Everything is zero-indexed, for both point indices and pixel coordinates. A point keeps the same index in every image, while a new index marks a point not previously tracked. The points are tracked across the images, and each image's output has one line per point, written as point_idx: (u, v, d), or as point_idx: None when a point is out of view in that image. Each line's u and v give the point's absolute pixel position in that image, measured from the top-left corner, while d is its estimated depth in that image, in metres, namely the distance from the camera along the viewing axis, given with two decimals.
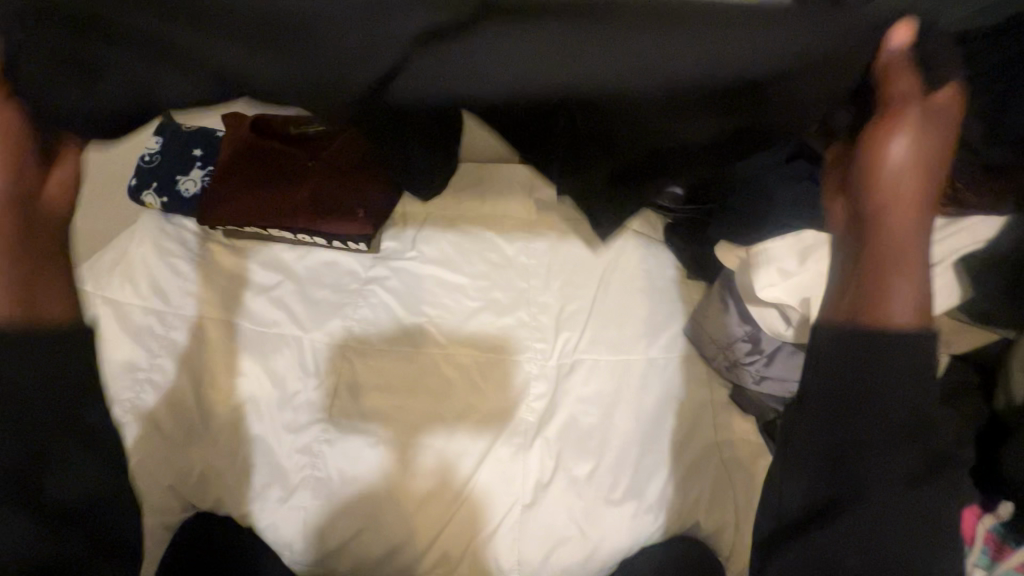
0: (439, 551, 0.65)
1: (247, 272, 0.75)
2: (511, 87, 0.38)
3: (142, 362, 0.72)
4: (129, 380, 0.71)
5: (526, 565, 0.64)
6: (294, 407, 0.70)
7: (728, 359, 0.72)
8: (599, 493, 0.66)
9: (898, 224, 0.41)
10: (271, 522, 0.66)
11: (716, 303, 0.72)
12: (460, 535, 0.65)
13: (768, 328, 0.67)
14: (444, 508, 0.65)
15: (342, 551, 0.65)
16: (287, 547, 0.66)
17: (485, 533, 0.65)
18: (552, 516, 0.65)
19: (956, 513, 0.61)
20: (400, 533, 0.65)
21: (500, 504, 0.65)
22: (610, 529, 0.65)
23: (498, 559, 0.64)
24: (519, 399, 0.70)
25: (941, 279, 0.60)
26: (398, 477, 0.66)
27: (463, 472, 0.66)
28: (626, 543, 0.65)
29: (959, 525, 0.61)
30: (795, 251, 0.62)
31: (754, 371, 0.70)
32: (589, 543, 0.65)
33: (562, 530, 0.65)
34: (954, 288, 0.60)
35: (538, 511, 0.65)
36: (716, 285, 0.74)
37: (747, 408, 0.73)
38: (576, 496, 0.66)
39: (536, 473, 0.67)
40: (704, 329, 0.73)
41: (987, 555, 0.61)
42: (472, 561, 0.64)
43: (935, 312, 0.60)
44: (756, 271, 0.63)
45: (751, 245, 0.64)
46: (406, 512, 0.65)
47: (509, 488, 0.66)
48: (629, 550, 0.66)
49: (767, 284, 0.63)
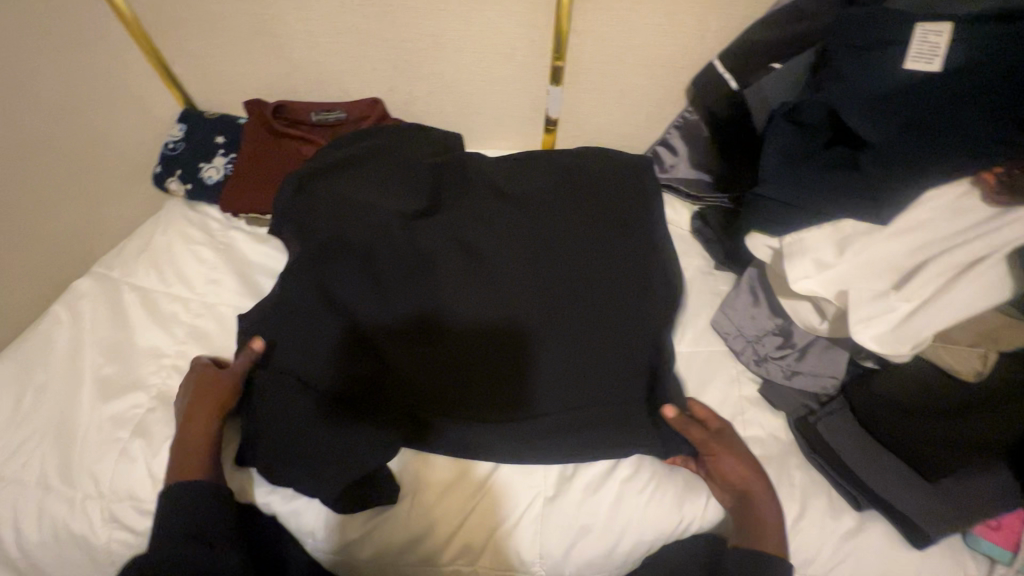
0: (461, 542, 0.63)
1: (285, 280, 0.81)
2: (520, 227, 0.76)
3: (166, 349, 0.74)
4: (153, 365, 0.72)
5: (547, 557, 0.63)
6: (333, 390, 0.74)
7: (758, 352, 0.72)
8: (620, 485, 0.65)
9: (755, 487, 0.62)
10: (293, 509, 0.65)
11: (745, 296, 0.75)
12: (485, 523, 0.63)
13: (802, 322, 0.68)
14: (468, 497, 0.64)
15: (363, 543, 0.64)
16: (308, 535, 0.65)
17: (510, 522, 0.64)
18: (576, 510, 0.63)
19: (1002, 517, 0.59)
20: (422, 522, 0.63)
21: (522, 495, 0.65)
22: (634, 520, 0.63)
23: (521, 552, 0.63)
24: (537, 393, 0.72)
25: (991, 273, 0.56)
26: (425, 468, 0.66)
27: (487, 462, 0.66)
28: (649, 536, 0.63)
29: (1002, 527, 0.60)
30: (831, 242, 0.63)
31: (784, 366, 0.70)
32: (611, 536, 0.63)
33: (586, 519, 0.63)
34: (1005, 283, 0.55)
35: (560, 504, 0.64)
36: (745, 278, 0.76)
37: (777, 404, 0.70)
38: (596, 489, 0.65)
39: (560, 465, 0.66)
40: (733, 321, 0.74)
41: None
42: (493, 552, 0.63)
43: (979, 308, 0.56)
44: (790, 260, 0.64)
45: (784, 235, 0.65)
46: (429, 501, 0.64)
47: (533, 480, 0.65)
48: (650, 544, 0.63)
49: (802, 275, 0.63)
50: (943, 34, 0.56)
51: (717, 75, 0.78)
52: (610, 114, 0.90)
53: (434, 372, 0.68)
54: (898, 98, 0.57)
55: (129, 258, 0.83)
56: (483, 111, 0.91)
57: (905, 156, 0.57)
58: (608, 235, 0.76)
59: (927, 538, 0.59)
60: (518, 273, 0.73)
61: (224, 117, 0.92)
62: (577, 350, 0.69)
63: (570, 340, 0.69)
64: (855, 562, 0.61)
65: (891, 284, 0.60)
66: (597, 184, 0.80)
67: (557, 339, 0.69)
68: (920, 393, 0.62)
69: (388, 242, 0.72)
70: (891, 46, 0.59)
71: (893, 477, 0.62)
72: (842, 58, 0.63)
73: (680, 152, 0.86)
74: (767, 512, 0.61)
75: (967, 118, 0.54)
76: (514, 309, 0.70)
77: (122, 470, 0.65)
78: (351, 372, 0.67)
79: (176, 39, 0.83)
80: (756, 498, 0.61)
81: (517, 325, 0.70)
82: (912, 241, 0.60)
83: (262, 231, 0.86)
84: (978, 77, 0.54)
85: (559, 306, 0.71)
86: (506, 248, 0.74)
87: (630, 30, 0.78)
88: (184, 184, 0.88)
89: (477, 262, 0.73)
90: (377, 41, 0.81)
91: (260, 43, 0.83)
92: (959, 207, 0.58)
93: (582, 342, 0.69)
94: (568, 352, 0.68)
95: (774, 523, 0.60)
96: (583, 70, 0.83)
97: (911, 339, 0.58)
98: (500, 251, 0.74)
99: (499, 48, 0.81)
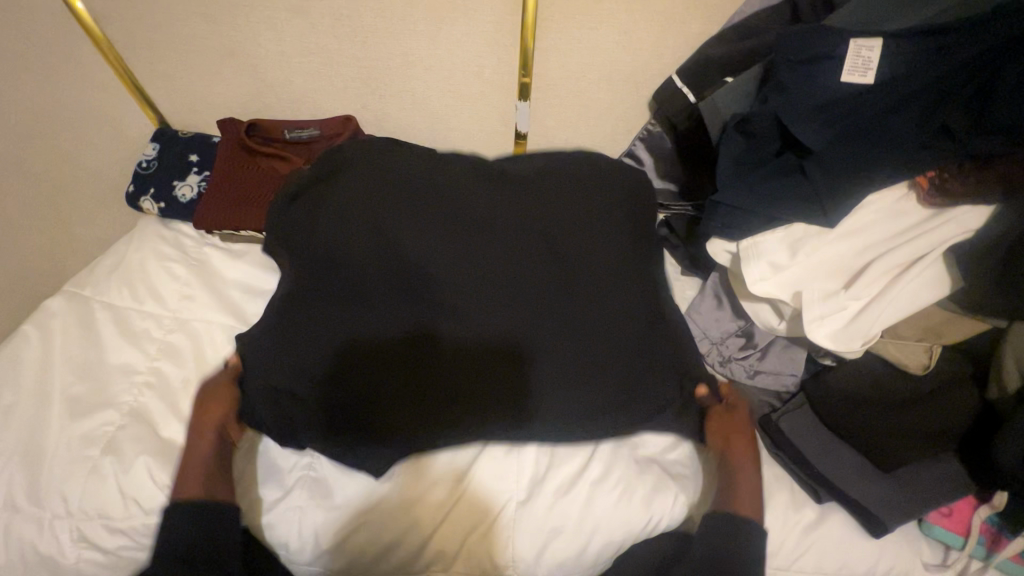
0: (435, 548, 0.64)
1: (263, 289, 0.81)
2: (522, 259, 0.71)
3: (138, 366, 0.74)
4: (125, 383, 0.72)
5: (520, 560, 0.63)
6: None
7: (723, 353, 0.75)
8: (592, 486, 0.66)
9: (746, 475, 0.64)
10: (265, 521, 0.65)
11: (710, 299, 0.77)
12: (461, 527, 0.64)
13: (762, 323, 0.70)
14: (443, 501, 0.65)
15: (336, 551, 0.64)
16: (280, 547, 0.64)
17: (487, 522, 0.65)
18: (548, 511, 0.64)
19: (954, 502, 0.61)
20: (396, 529, 0.64)
21: (498, 498, 0.65)
22: (605, 520, 0.64)
23: (494, 554, 0.64)
24: None
25: (928, 272, 0.60)
26: (413, 469, 0.66)
27: (464, 463, 0.67)
28: (618, 535, 0.64)
29: (953, 513, 0.61)
30: (784, 245, 0.66)
31: (747, 366, 0.73)
32: (583, 536, 0.64)
33: (557, 522, 0.64)
34: (943, 279, 0.59)
35: (533, 506, 0.65)
36: (710, 282, 0.78)
37: None
38: (567, 494, 0.65)
39: (532, 468, 0.67)
40: (699, 325, 0.76)
41: (983, 545, 0.61)
42: (468, 555, 0.64)
43: (924, 304, 0.60)
44: (748, 263, 0.67)
45: (741, 240, 0.68)
46: (406, 507, 0.65)
47: (506, 484, 0.66)
48: (620, 542, 0.64)
49: (757, 278, 0.66)
50: (875, 49, 0.60)
51: (676, 91, 0.82)
52: (578, 128, 0.93)
53: (436, 367, 0.66)
54: (837, 109, 0.61)
55: (101, 276, 0.83)
56: (454, 127, 0.93)
57: (845, 164, 0.61)
58: (614, 239, 0.73)
59: (882, 525, 0.61)
60: (518, 273, 0.70)
61: (196, 135, 0.93)
62: (574, 358, 0.66)
63: (565, 353, 0.66)
64: (819, 550, 0.62)
65: (841, 283, 0.63)
66: (590, 177, 0.77)
67: (548, 341, 0.67)
68: (871, 387, 0.67)
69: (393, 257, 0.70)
70: (826, 60, 0.62)
71: (850, 469, 0.64)
72: (782, 71, 0.66)
73: (645, 163, 0.90)
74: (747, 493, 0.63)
75: (899, 129, 0.58)
76: (515, 322, 0.67)
77: (92, 488, 0.64)
78: (347, 388, 0.64)
79: (148, 60, 0.85)
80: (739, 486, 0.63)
81: (513, 329, 0.67)
82: (857, 242, 0.63)
83: (237, 248, 0.87)
84: (910, 89, 0.58)
85: (558, 317, 0.68)
86: (489, 256, 0.71)
87: (591, 47, 0.81)
88: (158, 204, 0.89)
89: (464, 289, 0.69)
90: (348, 60, 0.83)
91: (232, 63, 0.85)
92: (899, 210, 0.62)
93: (581, 353, 0.66)
94: (568, 362, 0.66)
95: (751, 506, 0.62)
96: (549, 86, 0.86)
97: (861, 336, 0.61)
98: (496, 235, 0.72)
99: (468, 65, 0.83)
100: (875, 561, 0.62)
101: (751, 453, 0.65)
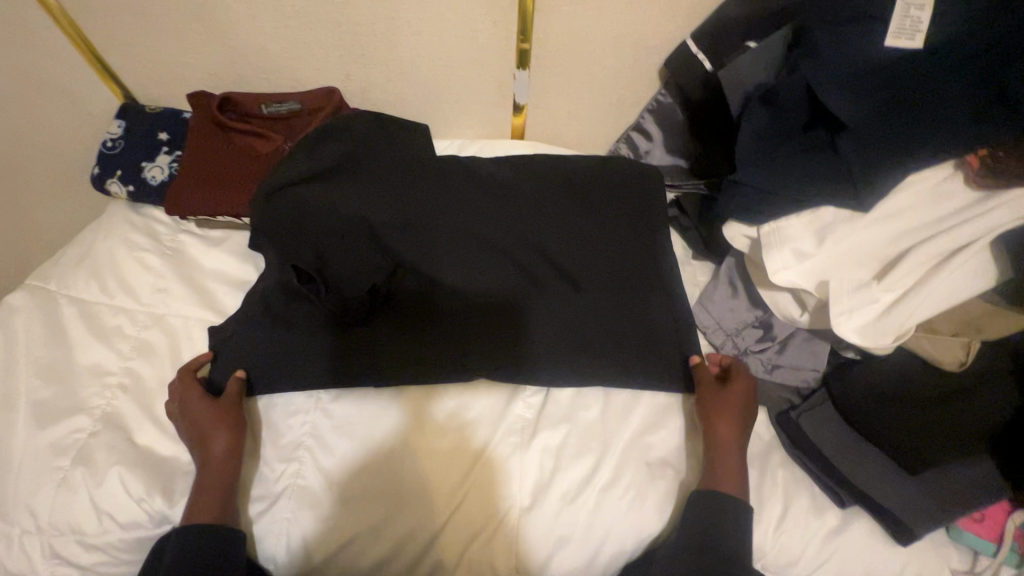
0: (433, 556, 0.61)
1: (245, 281, 0.76)
2: (513, 231, 0.72)
3: (110, 366, 0.69)
4: (96, 386, 0.67)
5: (525, 566, 0.60)
6: (292, 414, 0.66)
7: (738, 347, 0.69)
8: (599, 493, 0.61)
9: (729, 451, 0.60)
10: (255, 533, 0.61)
11: (724, 287, 0.71)
12: (467, 525, 0.61)
13: (782, 314, 0.65)
14: (447, 500, 0.61)
15: (329, 564, 0.61)
16: (269, 560, 0.61)
17: (493, 524, 0.61)
18: (551, 519, 0.61)
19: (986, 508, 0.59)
20: (393, 540, 0.60)
21: (504, 495, 0.62)
22: (614, 528, 0.60)
23: (503, 556, 0.60)
24: (513, 395, 0.67)
25: (973, 261, 0.54)
26: (421, 454, 0.63)
27: (475, 446, 0.64)
28: (631, 541, 0.61)
29: (985, 518, 0.59)
30: (810, 231, 0.60)
31: (765, 359, 0.68)
32: (591, 545, 0.60)
33: (564, 530, 0.60)
34: (989, 270, 0.53)
35: (537, 514, 0.61)
36: (723, 269, 0.72)
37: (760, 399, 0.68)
38: (572, 503, 0.61)
39: (536, 472, 0.63)
40: (712, 314, 0.71)
41: (1017, 552, 0.58)
42: (472, 559, 0.60)
43: (967, 296, 0.54)
44: (768, 251, 0.61)
45: (761, 224, 0.62)
46: (404, 507, 0.61)
47: (510, 486, 0.62)
48: (632, 549, 0.61)
49: (780, 266, 0.60)
50: (925, 8, 0.53)
51: (691, 56, 0.73)
52: (580, 99, 0.85)
53: (441, 347, 0.66)
54: (875, 79, 0.55)
55: (68, 268, 0.77)
56: (446, 98, 0.86)
57: (883, 140, 0.54)
58: (616, 236, 0.72)
59: (909, 534, 0.57)
60: (504, 276, 0.70)
61: (164, 109, 0.85)
62: (579, 318, 0.68)
63: (570, 299, 0.69)
64: (842, 559, 0.59)
65: (872, 274, 0.57)
66: (591, 179, 0.76)
67: (548, 302, 0.69)
68: (901, 386, 0.62)
69: (385, 239, 0.70)
70: (868, 22, 0.56)
71: (874, 471, 0.61)
72: (817, 33, 0.59)
73: (654, 136, 0.84)
74: (731, 468, 0.59)
75: (948, 99, 0.52)
76: (511, 283, 0.70)
77: (63, 502, 0.60)
78: (362, 345, 0.66)
79: (104, 26, 0.76)
80: (726, 457, 0.60)
81: (511, 295, 0.69)
82: (891, 229, 0.57)
83: (214, 235, 0.80)
84: (962, 56, 0.52)
85: (559, 285, 0.70)
86: (482, 228, 0.72)
87: (598, 9, 0.72)
88: (125, 186, 0.82)
89: (460, 255, 0.70)
90: (327, 24, 0.75)
91: (200, 29, 0.76)
92: (942, 192, 0.56)
93: (583, 320, 0.68)
94: (570, 308, 0.68)
95: (732, 479, 0.59)
96: (550, 53, 0.78)
97: (893, 331, 0.56)
98: (484, 237, 0.71)
99: (461, 30, 0.75)
100: (902, 569, 0.58)
101: (740, 434, 0.61)
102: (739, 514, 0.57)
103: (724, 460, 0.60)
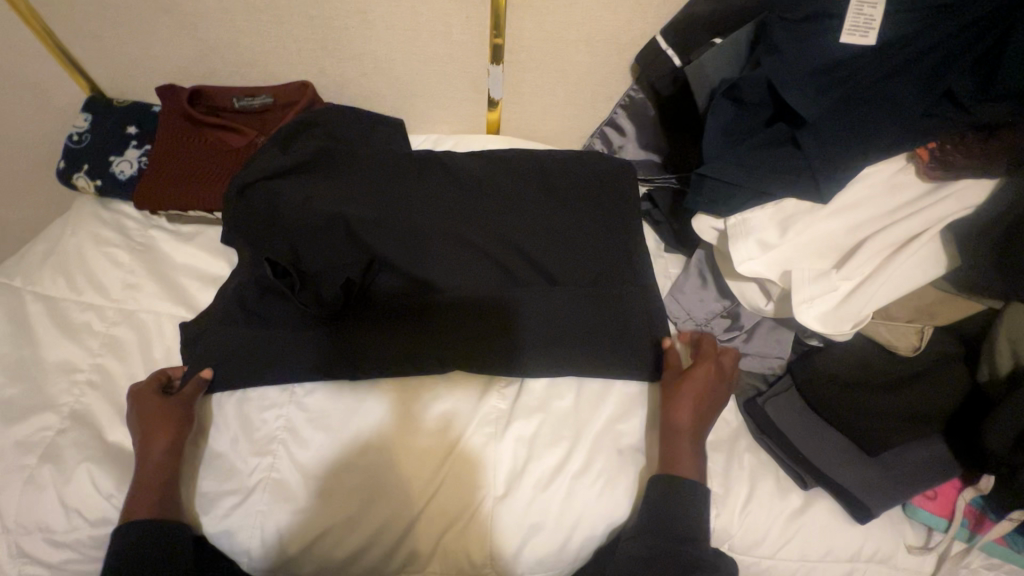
0: (408, 547, 0.61)
1: (218, 277, 0.75)
2: (488, 225, 0.72)
3: (79, 363, 0.68)
4: (64, 382, 0.66)
5: (500, 555, 0.61)
6: (267, 408, 0.65)
7: (707, 336, 0.71)
8: (572, 480, 0.63)
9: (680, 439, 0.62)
10: (227, 527, 0.61)
11: (694, 279, 0.73)
12: (443, 513, 0.62)
13: (748, 304, 0.66)
14: (422, 490, 0.62)
15: (303, 556, 0.61)
16: (243, 554, 0.61)
17: (468, 513, 0.62)
18: (525, 506, 0.62)
19: (938, 486, 0.61)
20: (369, 532, 0.61)
21: (480, 482, 0.63)
22: (586, 515, 0.62)
23: (479, 544, 0.61)
24: (488, 386, 0.68)
25: (924, 251, 0.56)
26: (397, 445, 0.63)
27: (451, 436, 0.64)
28: (603, 525, 0.62)
29: (938, 496, 0.61)
30: (774, 222, 0.62)
31: (733, 348, 0.70)
32: (564, 531, 0.61)
33: (537, 518, 0.61)
34: (940, 259, 0.56)
35: (511, 502, 0.62)
36: (694, 260, 0.74)
37: None
38: (546, 491, 0.62)
39: (511, 461, 0.64)
40: (683, 305, 0.72)
41: (967, 527, 0.60)
42: (447, 547, 0.61)
43: (917, 284, 0.57)
44: (734, 242, 0.62)
45: (728, 216, 0.64)
46: (379, 498, 0.61)
47: (484, 475, 0.63)
48: (603, 534, 0.62)
49: (746, 257, 0.61)
50: (878, 6, 0.54)
51: (660, 52, 0.75)
52: (554, 94, 0.86)
53: (415, 342, 0.66)
54: (832, 75, 0.56)
55: (33, 264, 0.75)
56: (420, 92, 0.86)
57: (840, 133, 0.57)
58: (588, 230, 0.73)
59: (867, 512, 0.60)
60: (479, 272, 0.70)
61: (134, 102, 0.84)
62: (553, 311, 0.69)
63: (542, 294, 0.69)
64: (803, 538, 0.61)
65: (832, 263, 0.60)
66: (564, 173, 0.77)
67: (524, 296, 0.69)
68: (861, 371, 0.64)
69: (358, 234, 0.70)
70: (824, 19, 0.57)
71: (835, 453, 0.63)
72: (775, 29, 0.59)
73: (628, 133, 0.85)
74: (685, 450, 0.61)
75: (900, 93, 0.55)
76: (487, 278, 0.70)
77: (31, 499, 0.59)
78: (336, 340, 0.66)
79: (69, 17, 0.75)
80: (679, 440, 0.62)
81: (486, 291, 0.69)
82: (850, 219, 0.59)
83: (186, 230, 0.80)
84: (914, 52, 0.54)
85: (533, 279, 0.71)
86: (457, 222, 0.72)
87: (569, 6, 0.73)
88: (93, 181, 0.80)
89: (435, 249, 0.71)
90: (299, 17, 0.75)
91: (168, 21, 0.75)
92: (896, 183, 0.59)
93: (556, 314, 0.68)
94: (541, 307, 0.69)
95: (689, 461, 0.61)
96: (523, 48, 0.79)
97: (851, 319, 0.58)
98: (459, 231, 0.71)
99: (434, 25, 0.75)
100: (860, 546, 0.61)
101: (692, 423, 0.63)
102: (697, 498, 0.59)
103: (676, 446, 0.62)
